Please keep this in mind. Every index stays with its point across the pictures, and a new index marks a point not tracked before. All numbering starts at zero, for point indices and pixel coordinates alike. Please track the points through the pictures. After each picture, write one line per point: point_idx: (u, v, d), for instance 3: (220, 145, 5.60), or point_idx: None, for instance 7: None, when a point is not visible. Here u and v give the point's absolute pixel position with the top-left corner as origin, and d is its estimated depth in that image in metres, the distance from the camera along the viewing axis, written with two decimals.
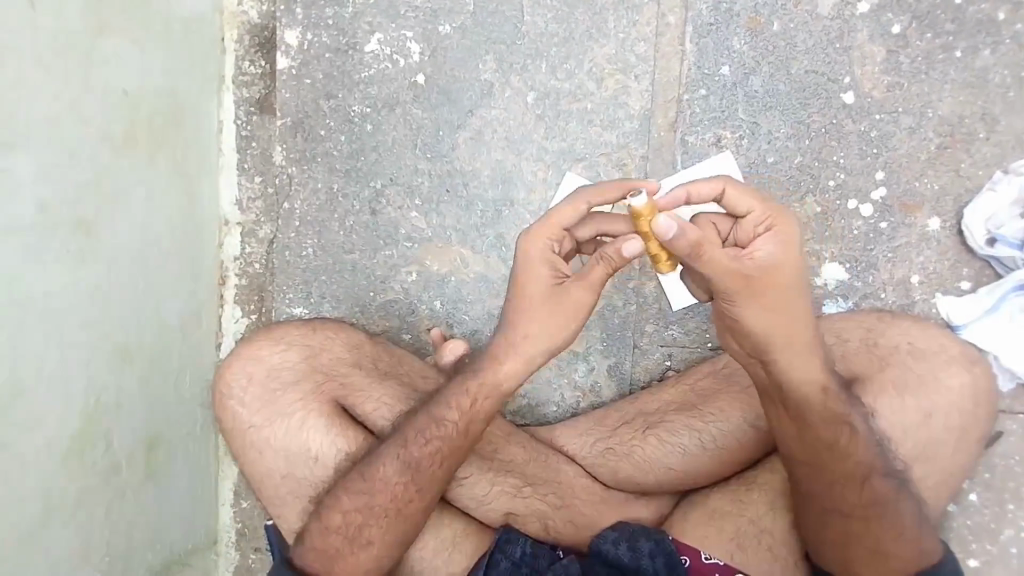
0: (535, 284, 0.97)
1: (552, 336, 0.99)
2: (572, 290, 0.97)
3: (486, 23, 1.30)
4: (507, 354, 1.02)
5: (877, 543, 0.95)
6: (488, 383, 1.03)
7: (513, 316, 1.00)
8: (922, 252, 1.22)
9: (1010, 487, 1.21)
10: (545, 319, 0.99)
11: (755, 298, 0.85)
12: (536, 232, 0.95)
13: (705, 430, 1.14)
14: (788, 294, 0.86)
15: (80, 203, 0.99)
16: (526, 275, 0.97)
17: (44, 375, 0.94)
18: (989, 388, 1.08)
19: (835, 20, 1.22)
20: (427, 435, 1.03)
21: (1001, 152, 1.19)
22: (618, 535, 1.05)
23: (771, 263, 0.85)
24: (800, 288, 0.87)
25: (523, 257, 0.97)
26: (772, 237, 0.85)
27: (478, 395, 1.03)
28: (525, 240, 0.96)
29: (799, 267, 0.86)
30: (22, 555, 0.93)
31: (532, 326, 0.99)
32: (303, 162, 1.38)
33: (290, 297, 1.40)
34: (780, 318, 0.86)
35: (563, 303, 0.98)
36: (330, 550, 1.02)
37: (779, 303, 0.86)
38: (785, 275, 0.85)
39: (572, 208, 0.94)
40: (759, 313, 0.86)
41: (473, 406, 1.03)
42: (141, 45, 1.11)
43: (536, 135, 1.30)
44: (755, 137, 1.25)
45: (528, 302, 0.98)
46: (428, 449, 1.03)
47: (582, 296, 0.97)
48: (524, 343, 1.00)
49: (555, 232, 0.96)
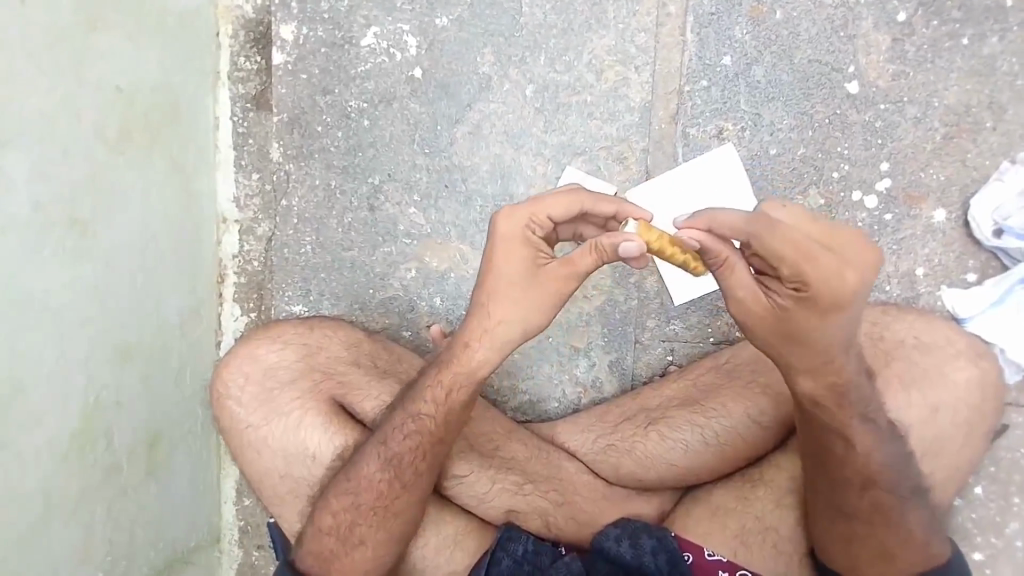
0: (511, 266, 0.93)
1: (528, 325, 0.95)
2: (551, 271, 0.93)
3: (484, 15, 1.28)
4: (481, 341, 0.97)
5: (889, 544, 0.95)
6: (463, 372, 0.99)
7: (489, 304, 0.95)
8: (927, 244, 1.21)
9: (1016, 479, 1.20)
10: (520, 303, 0.94)
11: (761, 325, 0.87)
12: (519, 210, 0.93)
13: (708, 426, 1.13)
14: (802, 332, 0.85)
15: (75, 203, 0.98)
16: (505, 256, 0.93)
17: (44, 374, 0.94)
18: (996, 382, 1.06)
19: (839, 8, 1.20)
20: (405, 430, 1.02)
21: (1008, 142, 1.17)
22: (619, 532, 1.04)
23: (794, 320, 0.85)
24: (825, 344, 0.86)
25: (500, 233, 0.93)
26: (802, 298, 0.83)
27: (453, 388, 1.00)
28: (504, 215, 0.93)
29: (831, 329, 0.85)
30: (24, 555, 0.93)
31: (508, 314, 0.95)
32: (301, 158, 1.36)
33: (289, 294, 1.39)
34: (785, 347, 0.87)
35: (539, 285, 0.94)
36: (325, 552, 1.03)
37: (789, 336, 0.86)
38: (801, 319, 0.84)
39: (563, 198, 0.92)
40: (771, 343, 0.88)
41: (451, 399, 1.00)
42: (134, 40, 1.10)
43: (535, 129, 1.29)
44: (757, 129, 1.23)
45: (504, 283, 0.94)
46: (409, 444, 1.02)
47: (561, 280, 0.93)
48: (496, 327, 0.96)
49: (538, 214, 0.93)
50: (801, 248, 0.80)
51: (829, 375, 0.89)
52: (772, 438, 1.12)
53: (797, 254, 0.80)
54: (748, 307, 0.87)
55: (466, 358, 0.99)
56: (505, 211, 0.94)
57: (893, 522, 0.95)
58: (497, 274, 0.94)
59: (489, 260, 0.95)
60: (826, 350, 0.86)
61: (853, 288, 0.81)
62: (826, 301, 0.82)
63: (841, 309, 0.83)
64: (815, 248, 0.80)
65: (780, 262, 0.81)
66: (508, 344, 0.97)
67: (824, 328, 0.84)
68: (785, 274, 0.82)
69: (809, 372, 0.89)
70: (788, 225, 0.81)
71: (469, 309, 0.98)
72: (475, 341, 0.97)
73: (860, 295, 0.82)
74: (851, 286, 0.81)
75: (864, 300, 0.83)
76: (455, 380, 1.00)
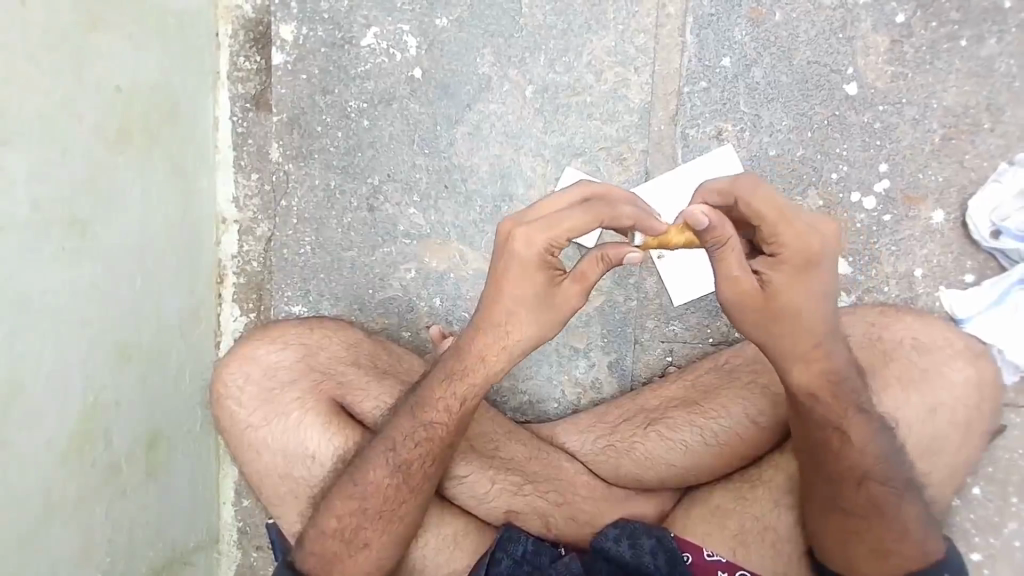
0: (528, 286, 0.92)
1: (542, 334, 0.96)
2: (567, 288, 0.93)
3: (484, 16, 1.28)
4: (490, 337, 0.97)
5: (886, 542, 0.95)
6: (476, 384, 1.00)
7: (496, 311, 0.95)
8: (925, 244, 1.21)
9: (1014, 480, 1.20)
10: (532, 318, 0.94)
11: (747, 307, 0.86)
12: (537, 236, 0.88)
13: (707, 426, 1.13)
14: (790, 310, 0.86)
15: (74, 202, 0.98)
16: (519, 277, 0.92)
17: (43, 375, 0.94)
18: (995, 383, 1.06)
19: (838, 9, 1.20)
20: (415, 438, 1.02)
21: (1007, 144, 1.18)
22: (619, 531, 1.04)
23: (784, 296, 0.85)
24: (814, 318, 0.87)
25: (516, 257, 0.90)
26: (787, 270, 0.84)
27: (467, 397, 1.01)
28: (521, 237, 0.89)
29: (819, 302, 0.86)
30: (24, 556, 0.92)
31: (521, 322, 0.95)
32: (301, 159, 1.36)
33: (288, 296, 1.39)
34: (772, 327, 0.88)
35: (554, 302, 0.94)
36: (328, 554, 1.03)
37: (777, 317, 0.87)
38: (781, 296, 0.85)
39: (585, 218, 0.87)
40: (767, 328, 0.88)
41: (463, 406, 1.02)
42: (134, 42, 1.09)
43: (536, 129, 1.29)
44: (757, 130, 1.23)
45: (512, 299, 0.93)
46: (417, 450, 1.02)
47: (575, 297, 0.93)
48: (506, 331, 0.96)
49: (556, 238, 0.88)
50: (781, 208, 0.82)
51: (815, 359, 0.90)
52: (771, 439, 1.12)
53: (777, 216, 0.82)
54: (740, 289, 0.85)
55: (477, 368, 0.99)
56: (522, 233, 0.89)
57: (892, 521, 0.95)
58: (503, 285, 0.93)
59: (497, 276, 0.93)
60: (815, 329, 0.88)
61: (824, 252, 0.84)
62: (803, 268, 0.84)
63: (818, 276, 0.85)
64: (793, 210, 0.83)
65: (762, 224, 0.83)
66: (517, 345, 0.97)
67: (805, 301, 0.86)
68: (768, 239, 0.84)
69: (801, 357, 0.90)
70: (768, 187, 0.83)
71: (476, 322, 0.99)
72: (489, 354, 0.98)
73: (833, 258, 0.85)
74: (821, 249, 0.84)
75: (836, 270, 0.87)
76: (464, 387, 1.01)
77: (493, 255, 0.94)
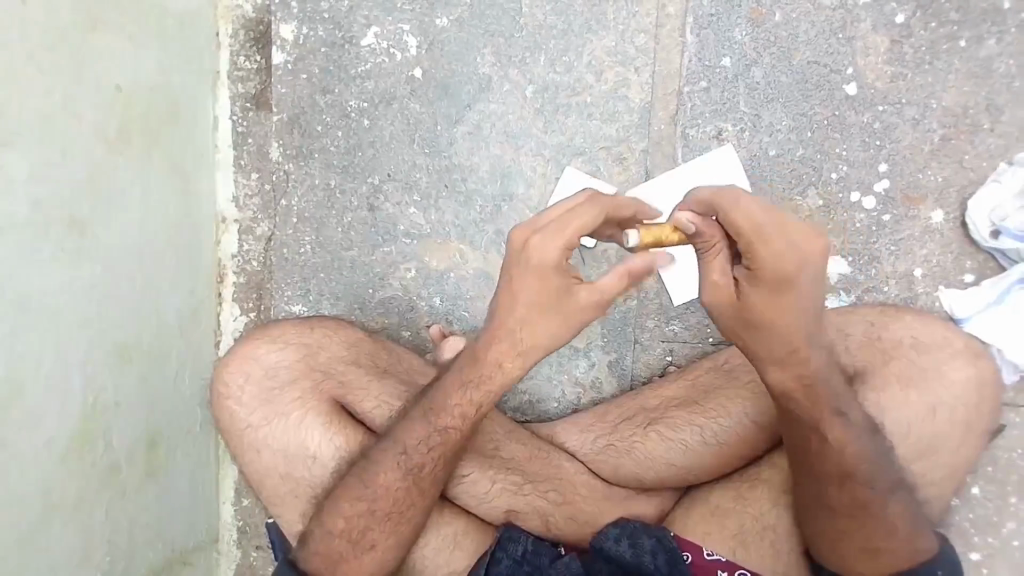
0: (543, 294, 0.92)
1: (559, 337, 0.95)
2: (584, 295, 0.92)
3: (484, 15, 1.28)
4: (502, 342, 0.97)
5: (891, 543, 0.95)
6: (488, 390, 1.00)
7: (508, 319, 0.95)
8: (925, 244, 1.21)
9: (1013, 479, 1.20)
10: (550, 324, 0.94)
11: (724, 312, 0.88)
12: (551, 244, 0.88)
13: (706, 425, 1.14)
14: (762, 321, 0.87)
15: (74, 203, 0.98)
16: (536, 286, 0.91)
17: (43, 375, 0.94)
18: (995, 383, 1.07)
19: (838, 10, 1.20)
20: (429, 441, 1.03)
21: (1006, 144, 1.18)
22: (619, 531, 1.04)
23: (759, 307, 0.86)
24: (786, 330, 0.87)
25: (533, 266, 0.90)
26: (762, 283, 0.84)
27: (483, 403, 1.01)
28: (535, 246, 0.89)
29: (793, 316, 0.86)
30: (24, 556, 0.92)
31: (537, 328, 0.94)
32: (301, 158, 1.36)
33: (288, 295, 1.39)
34: (746, 335, 0.89)
35: (572, 310, 0.93)
36: (333, 555, 1.02)
37: (751, 326, 0.88)
38: (754, 308, 0.86)
39: (593, 212, 0.87)
40: (742, 334, 0.89)
41: (479, 412, 1.02)
42: (133, 42, 1.09)
43: (535, 129, 1.29)
44: (757, 130, 1.23)
45: (526, 308, 0.93)
46: (429, 452, 1.03)
47: (593, 305, 0.92)
48: (520, 337, 0.95)
49: (569, 242, 0.88)
50: (757, 225, 0.81)
51: (790, 363, 0.90)
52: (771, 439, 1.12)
53: (752, 232, 0.81)
54: (716, 293, 0.87)
55: (491, 374, 0.99)
56: (536, 241, 0.89)
57: (895, 522, 0.95)
58: (517, 292, 0.93)
59: (511, 285, 0.93)
60: (788, 341, 0.88)
61: (798, 271, 0.83)
62: (777, 284, 0.84)
63: (792, 293, 0.85)
64: (771, 228, 0.81)
65: (738, 238, 0.82)
66: (533, 351, 0.96)
67: (778, 315, 0.86)
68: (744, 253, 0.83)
69: (777, 363, 0.90)
70: (751, 201, 0.82)
71: (491, 326, 0.97)
72: (505, 360, 0.97)
73: (809, 276, 0.84)
74: (798, 267, 0.83)
75: (816, 287, 0.85)
76: (480, 394, 1.01)
77: (505, 264, 0.94)
